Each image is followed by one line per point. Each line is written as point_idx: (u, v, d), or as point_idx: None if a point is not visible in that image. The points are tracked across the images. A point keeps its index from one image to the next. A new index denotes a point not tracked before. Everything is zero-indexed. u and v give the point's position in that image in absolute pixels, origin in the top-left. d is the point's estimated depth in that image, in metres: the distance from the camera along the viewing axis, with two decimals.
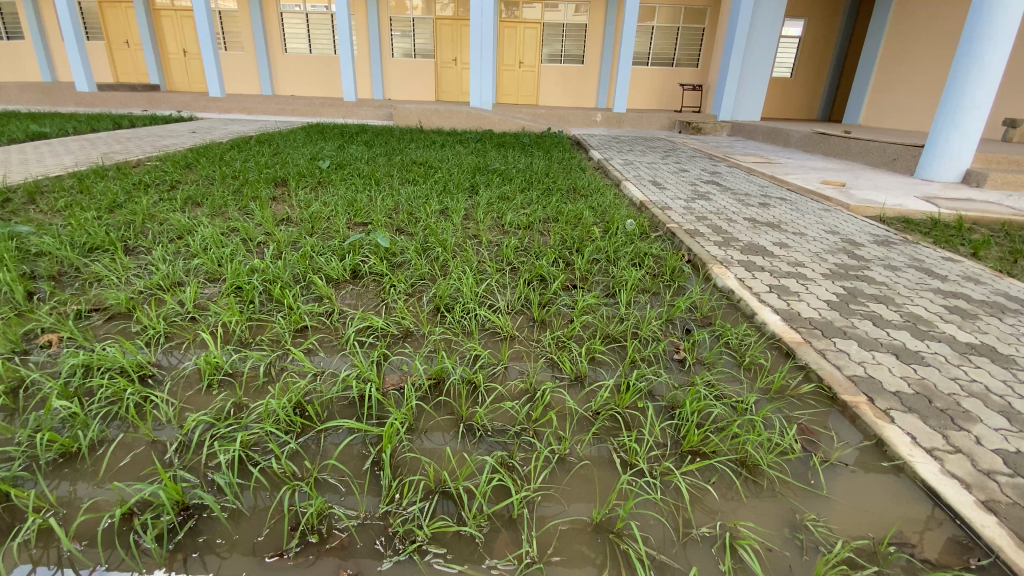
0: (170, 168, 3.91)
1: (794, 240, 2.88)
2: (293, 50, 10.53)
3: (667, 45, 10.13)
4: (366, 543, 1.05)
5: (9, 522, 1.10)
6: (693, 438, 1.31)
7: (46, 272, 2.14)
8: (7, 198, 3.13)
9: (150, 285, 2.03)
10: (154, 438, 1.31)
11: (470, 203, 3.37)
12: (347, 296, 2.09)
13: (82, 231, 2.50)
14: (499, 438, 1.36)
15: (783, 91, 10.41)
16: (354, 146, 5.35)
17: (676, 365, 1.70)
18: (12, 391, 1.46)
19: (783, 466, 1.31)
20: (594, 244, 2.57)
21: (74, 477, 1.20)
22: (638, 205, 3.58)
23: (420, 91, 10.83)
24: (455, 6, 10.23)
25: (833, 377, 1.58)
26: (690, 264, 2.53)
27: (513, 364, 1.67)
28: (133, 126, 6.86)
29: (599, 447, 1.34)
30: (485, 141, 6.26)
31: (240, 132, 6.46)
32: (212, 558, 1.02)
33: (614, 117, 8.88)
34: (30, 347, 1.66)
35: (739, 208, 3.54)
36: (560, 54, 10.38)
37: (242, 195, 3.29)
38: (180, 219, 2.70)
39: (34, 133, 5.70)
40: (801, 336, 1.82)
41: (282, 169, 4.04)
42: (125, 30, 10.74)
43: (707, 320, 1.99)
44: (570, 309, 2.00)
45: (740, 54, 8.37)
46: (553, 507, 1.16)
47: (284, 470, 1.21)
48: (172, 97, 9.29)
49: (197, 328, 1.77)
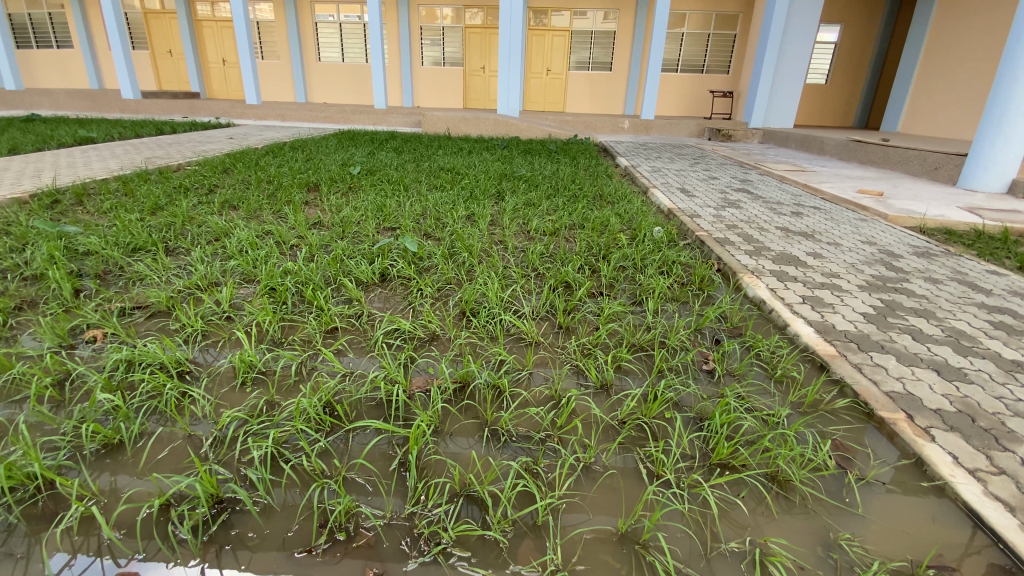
0: (208, 173, 4.06)
1: (828, 250, 2.81)
2: (327, 58, 10.83)
3: (697, 52, 10.04)
4: (392, 544, 1.07)
5: (53, 508, 1.15)
6: (723, 451, 1.28)
7: (92, 271, 2.25)
8: (57, 200, 3.30)
9: (189, 285, 2.10)
10: (190, 432, 1.36)
11: (496, 209, 3.40)
12: (376, 298, 2.13)
13: (126, 232, 2.60)
14: (524, 444, 1.35)
15: (817, 97, 10.16)
16: (384, 153, 5.46)
17: (705, 376, 1.67)
18: (59, 383, 1.53)
19: (816, 483, 1.26)
20: (620, 252, 2.55)
21: (115, 468, 1.25)
22: (666, 213, 3.54)
23: (449, 99, 10.99)
24: (484, 15, 10.37)
25: (870, 393, 1.52)
26: (719, 273, 2.48)
27: (538, 370, 1.67)
28: (174, 131, 7.16)
29: (625, 457, 1.33)
30: (512, 148, 6.30)
31: (274, 138, 6.64)
32: (243, 552, 1.05)
33: (642, 124, 8.82)
34: (76, 342, 1.74)
35: (771, 217, 3.48)
36: (588, 61, 10.39)
37: (276, 199, 3.39)
38: (217, 221, 2.80)
39: (82, 138, 6.00)
40: (836, 349, 1.76)
41: (314, 174, 4.15)
42: (168, 41, 11.23)
43: (737, 331, 1.94)
44: (595, 316, 1.99)
45: (773, 62, 8.23)
46: (577, 516, 1.15)
47: (314, 468, 1.23)
48: (210, 104, 9.65)
49: (232, 328, 1.83)
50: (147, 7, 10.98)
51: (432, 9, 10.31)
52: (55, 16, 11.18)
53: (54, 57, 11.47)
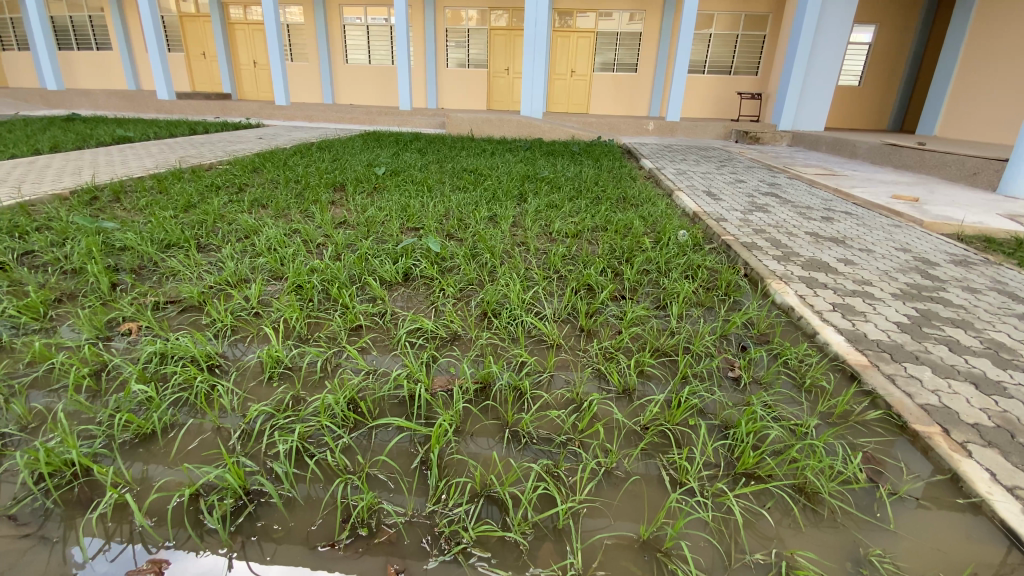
0: (239, 172, 4.16)
1: (860, 257, 2.73)
2: (354, 61, 11.00)
3: (724, 53, 9.89)
4: (413, 541, 1.07)
5: (89, 495, 1.19)
6: (749, 460, 1.25)
7: (129, 266, 2.32)
8: (96, 197, 3.43)
9: (219, 281, 2.15)
10: (219, 424, 1.40)
11: (518, 210, 3.40)
12: (399, 297, 2.15)
13: (160, 228, 2.69)
14: (544, 446, 1.35)
15: (850, 100, 9.89)
16: (408, 153, 5.51)
17: (731, 383, 1.64)
18: (96, 373, 1.59)
19: (846, 496, 1.23)
20: (644, 255, 2.52)
21: (147, 458, 1.29)
22: (692, 216, 3.49)
23: (473, 100, 11.04)
24: (508, 16, 10.38)
25: (903, 405, 1.47)
26: (746, 278, 2.44)
27: (559, 372, 1.66)
28: (206, 131, 7.37)
29: (648, 463, 1.31)
30: (535, 149, 6.29)
31: (302, 139, 6.78)
32: (268, 544, 1.07)
33: (667, 126, 8.71)
34: (112, 334, 1.80)
35: (800, 222, 3.40)
36: (613, 62, 10.31)
37: (304, 199, 3.46)
38: (247, 219, 2.86)
39: (120, 137, 6.21)
40: (868, 359, 1.71)
41: (340, 175, 4.21)
42: (202, 43, 11.56)
43: (765, 338, 1.90)
44: (618, 320, 1.97)
45: (803, 64, 8.04)
46: (598, 521, 1.14)
47: (338, 463, 1.25)
48: (242, 104, 9.90)
49: (260, 324, 1.87)
50: (182, 10, 11.32)
51: (458, 11, 10.38)
52: (96, 19, 11.61)
53: (94, 59, 11.92)
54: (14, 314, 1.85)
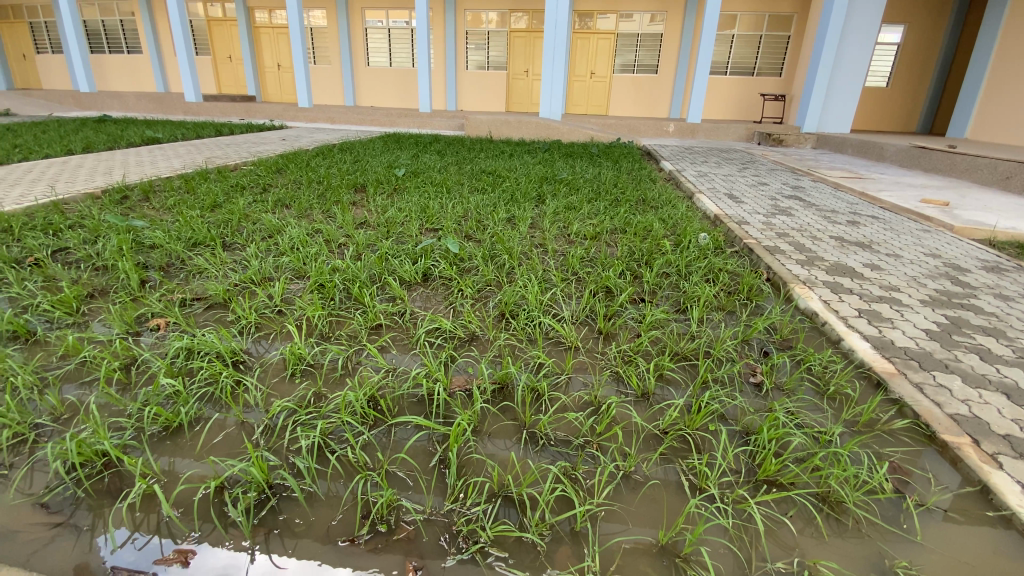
0: (263, 173, 4.25)
1: (887, 262, 2.66)
2: (375, 63, 11.14)
3: (747, 53, 9.75)
4: (431, 539, 1.09)
5: (118, 484, 1.23)
6: (770, 467, 1.23)
7: (157, 263, 2.39)
8: (126, 196, 3.53)
9: (244, 279, 2.20)
10: (243, 419, 1.43)
11: (537, 212, 3.40)
12: (418, 297, 2.17)
13: (188, 227, 2.76)
14: (562, 448, 1.35)
15: (877, 101, 9.66)
16: (427, 155, 5.56)
17: (752, 389, 1.62)
18: (126, 367, 1.64)
19: (871, 506, 1.20)
20: (664, 258, 2.50)
21: (174, 450, 1.32)
22: (713, 219, 3.46)
23: (492, 102, 11.08)
24: (528, 19, 10.41)
25: (931, 414, 1.43)
26: (769, 282, 2.40)
27: (577, 374, 1.65)
28: (231, 133, 7.53)
29: (667, 468, 1.30)
30: (554, 151, 6.28)
31: (324, 141, 6.90)
32: (290, 538, 1.09)
33: (687, 128, 8.62)
34: (141, 329, 1.86)
35: (825, 225, 3.33)
36: (633, 64, 10.25)
37: (326, 199, 3.51)
38: (271, 219, 2.92)
39: (149, 138, 6.39)
40: (895, 367, 1.67)
41: (361, 176, 4.27)
42: (229, 46, 11.83)
43: (788, 343, 1.87)
44: (637, 323, 1.96)
45: (829, 64, 7.89)
46: (615, 525, 1.13)
47: (358, 459, 1.27)
48: (266, 107, 10.11)
49: (284, 321, 1.91)
50: (210, 15, 11.61)
51: (478, 14, 10.45)
52: (127, 23, 11.95)
53: (126, 62, 12.29)
54: (49, 308, 1.92)
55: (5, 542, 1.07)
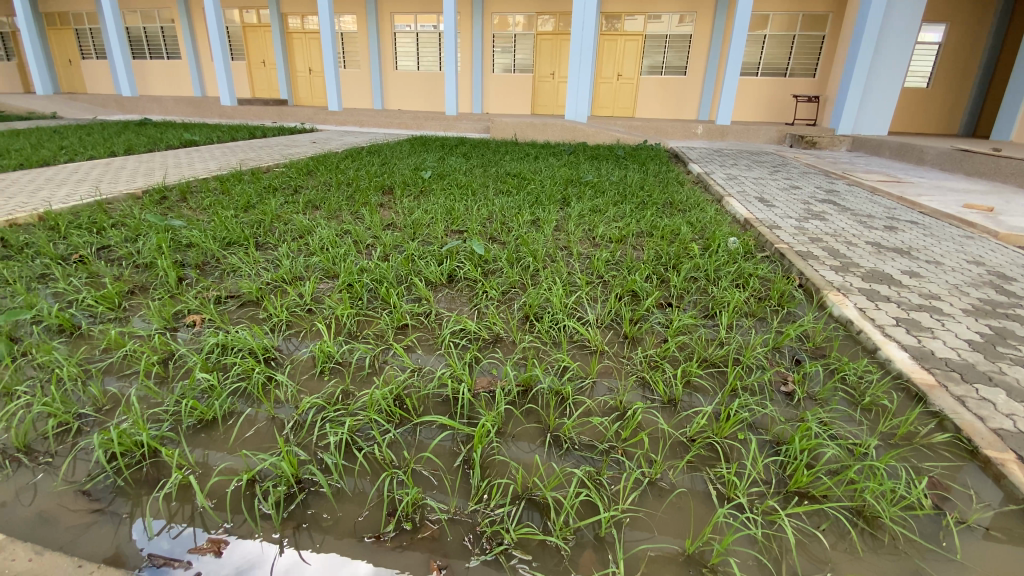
0: (294, 175, 4.35)
1: (926, 269, 2.57)
2: (403, 67, 11.29)
3: (780, 54, 9.53)
4: (455, 539, 1.09)
5: (156, 475, 1.28)
6: (802, 479, 1.20)
7: (194, 261, 2.47)
8: (165, 196, 3.66)
9: (276, 278, 2.26)
10: (274, 414, 1.47)
11: (561, 214, 3.40)
12: (443, 298, 2.19)
13: (222, 227, 2.85)
14: (586, 453, 1.34)
15: (916, 102, 9.30)
16: (453, 157, 5.61)
17: (783, 398, 1.58)
18: (164, 361, 1.70)
19: (908, 522, 1.16)
20: (692, 262, 2.46)
21: (208, 444, 1.37)
22: (743, 223, 3.39)
23: (518, 104, 11.11)
24: (555, 21, 10.41)
25: (974, 428, 1.37)
26: (801, 288, 2.34)
27: (602, 379, 1.64)
28: (264, 136, 7.73)
29: (694, 476, 1.27)
30: (579, 153, 6.25)
31: (353, 143, 7.03)
32: (318, 533, 1.11)
33: (716, 130, 8.47)
34: (179, 325, 1.93)
35: (860, 230, 3.23)
36: (661, 65, 10.15)
37: (354, 201, 3.58)
38: (302, 220, 3.00)
39: (187, 141, 6.63)
40: (935, 378, 1.60)
41: (389, 178, 4.34)
42: (263, 51, 12.16)
43: (821, 352, 1.82)
44: (663, 327, 1.94)
45: (866, 64, 7.65)
46: (640, 532, 1.12)
47: (384, 458, 1.29)
48: (297, 111, 10.40)
49: (313, 320, 1.95)
50: (246, 21, 11.96)
51: (505, 17, 10.49)
52: (167, 30, 12.43)
53: (166, 67, 12.78)
54: (93, 303, 2.01)
55: (50, 527, 1.12)
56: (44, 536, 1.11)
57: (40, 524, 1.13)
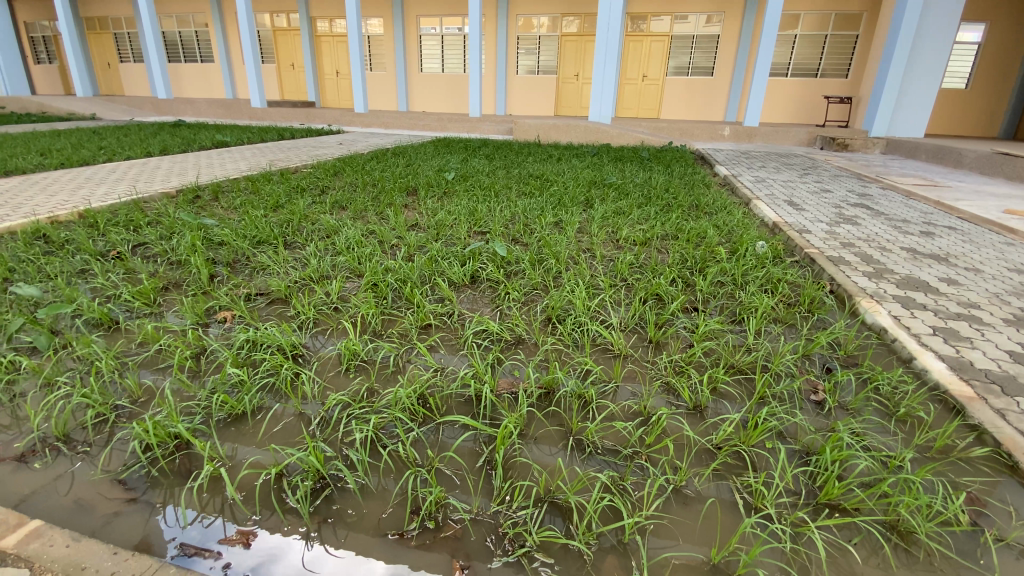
0: (322, 176, 4.43)
1: (966, 276, 2.47)
2: (428, 69, 11.40)
3: (811, 54, 9.32)
4: (478, 539, 1.10)
5: (189, 466, 1.32)
6: (833, 490, 1.17)
7: (225, 259, 2.54)
8: (198, 196, 3.77)
9: (304, 277, 2.30)
10: (301, 410, 1.50)
11: (584, 216, 3.38)
12: (465, 299, 2.21)
13: (253, 226, 2.92)
14: (609, 458, 1.33)
15: (954, 103, 8.96)
16: (476, 159, 5.63)
17: (813, 407, 1.54)
18: (196, 356, 1.75)
19: (944, 538, 1.11)
20: (718, 266, 2.42)
21: (237, 437, 1.40)
22: (772, 227, 3.32)
23: (541, 106, 11.10)
24: (580, 22, 10.37)
25: (1016, 443, 1.32)
26: (832, 294, 2.28)
27: (625, 384, 1.63)
28: (292, 137, 7.90)
29: (719, 485, 1.25)
30: (603, 155, 6.21)
31: (379, 145, 7.13)
32: (343, 528, 1.13)
33: (743, 132, 8.31)
34: (210, 321, 1.98)
35: (895, 235, 3.14)
36: (687, 66, 10.02)
37: (380, 202, 3.63)
38: (328, 220, 3.05)
39: (218, 141, 6.82)
40: (974, 391, 1.54)
41: (413, 179, 4.38)
42: (292, 55, 12.42)
43: (853, 361, 1.77)
44: (689, 332, 1.91)
45: (902, 64, 7.42)
46: (663, 540, 1.11)
47: (408, 456, 1.30)
48: (325, 113, 10.59)
49: (340, 318, 1.98)
50: (276, 25, 12.24)
51: (530, 18, 10.50)
52: (201, 34, 12.80)
53: (199, 70, 13.16)
54: (129, 298, 2.08)
55: (88, 514, 1.17)
56: (81, 523, 1.15)
57: (78, 511, 1.18)
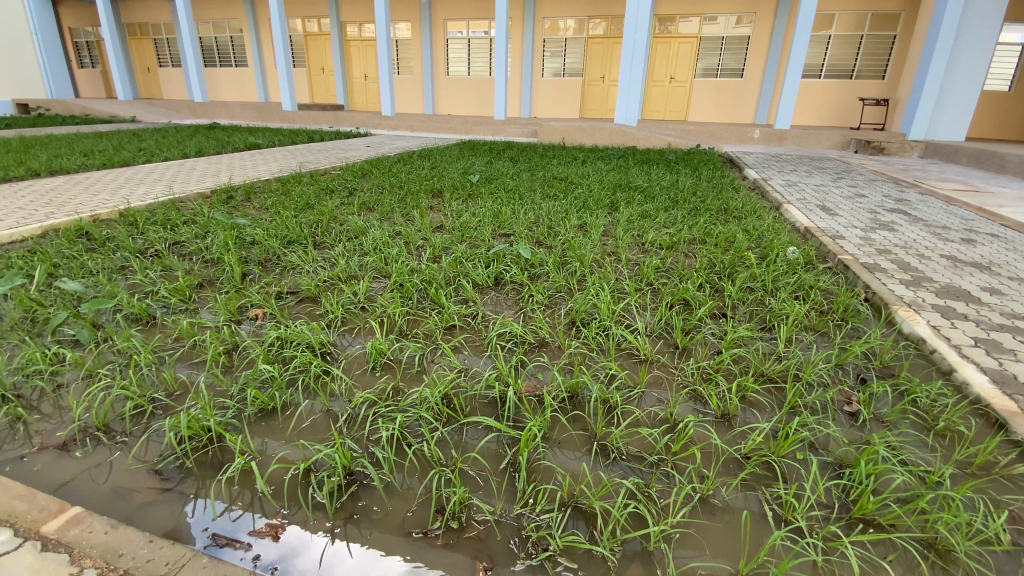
0: (350, 178, 4.51)
1: (1011, 286, 2.37)
2: (454, 73, 11.50)
3: (845, 55, 9.06)
4: (502, 540, 1.11)
5: (221, 459, 1.36)
6: (868, 505, 1.13)
7: (257, 258, 2.61)
8: (231, 196, 3.89)
9: (332, 277, 2.35)
10: (329, 407, 1.53)
11: (609, 219, 3.36)
12: (490, 301, 2.22)
13: (283, 226, 2.99)
14: (634, 464, 1.31)
15: (997, 106, 8.60)
16: (501, 162, 5.65)
17: (846, 418, 1.50)
18: (228, 352, 1.80)
19: (985, 558, 1.07)
20: (748, 271, 2.37)
21: (268, 432, 1.44)
22: (803, 232, 3.24)
23: (567, 109, 11.08)
24: (607, 24, 10.32)
25: None
26: (867, 303, 2.21)
27: (651, 390, 1.61)
28: (321, 139, 8.08)
29: (748, 496, 1.23)
30: (629, 158, 6.16)
31: (405, 148, 7.22)
32: (368, 525, 1.15)
33: (774, 135, 8.13)
34: (242, 318, 2.04)
35: (934, 242, 3.02)
36: (716, 68, 9.87)
37: (406, 203, 3.68)
38: (356, 222, 3.09)
39: (251, 143, 7.00)
40: (1018, 406, 1.47)
41: (439, 181, 4.41)
42: (322, 59, 12.69)
43: (889, 372, 1.71)
44: (717, 339, 1.88)
45: (942, 65, 7.17)
46: (689, 550, 1.09)
47: (432, 455, 1.32)
48: (353, 115, 10.76)
49: (367, 318, 2.01)
50: (308, 30, 12.53)
51: (556, 21, 10.51)
52: (236, 39, 13.19)
53: (233, 74, 13.56)
54: (167, 295, 2.15)
55: (126, 501, 1.22)
56: (119, 510, 1.19)
57: (116, 499, 1.22)
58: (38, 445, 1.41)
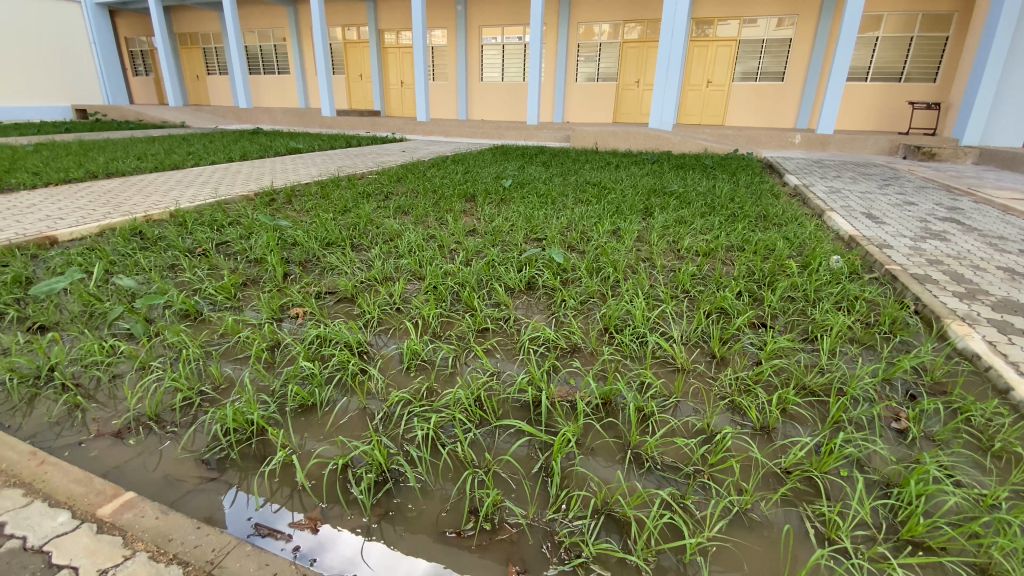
0: (386, 182, 4.61)
1: None
2: (488, 79, 11.61)
3: (894, 57, 8.71)
4: (534, 543, 1.11)
5: (263, 452, 1.41)
6: (917, 527, 1.09)
7: (297, 259, 2.70)
8: (274, 198, 4.05)
9: (369, 278, 2.41)
10: (366, 405, 1.56)
11: (643, 225, 3.32)
12: (521, 305, 2.23)
13: (322, 228, 3.09)
14: (669, 474, 1.30)
15: None
16: (534, 166, 5.67)
17: (894, 435, 1.44)
18: (271, 349, 1.87)
19: None
20: (789, 280, 2.31)
21: (308, 428, 1.49)
22: (847, 240, 3.13)
23: (600, 114, 11.02)
24: (642, 28, 10.23)
25: None
26: (917, 316, 2.11)
27: (686, 400, 1.58)
28: (359, 144, 8.29)
29: (788, 512, 1.19)
30: (663, 163, 6.08)
31: (439, 152, 7.34)
32: (403, 523, 1.18)
33: (816, 139, 7.87)
34: (284, 316, 2.11)
35: (990, 253, 2.87)
36: (755, 71, 9.64)
37: (440, 207, 3.73)
38: (392, 225, 3.16)
39: (292, 148, 7.24)
40: None
41: (472, 186, 4.46)
42: (360, 66, 13.01)
43: (941, 389, 1.64)
44: (756, 349, 1.83)
45: (1000, 65, 6.83)
46: (726, 565, 1.07)
47: (465, 456, 1.33)
48: (389, 121, 11.00)
49: (402, 319, 2.06)
50: (347, 38, 12.89)
51: (591, 27, 10.51)
52: (280, 47, 13.69)
53: (276, 82, 14.07)
54: (213, 293, 2.25)
55: (176, 488, 1.28)
56: (168, 496, 1.26)
57: (167, 485, 1.29)
58: (95, 432, 1.49)
